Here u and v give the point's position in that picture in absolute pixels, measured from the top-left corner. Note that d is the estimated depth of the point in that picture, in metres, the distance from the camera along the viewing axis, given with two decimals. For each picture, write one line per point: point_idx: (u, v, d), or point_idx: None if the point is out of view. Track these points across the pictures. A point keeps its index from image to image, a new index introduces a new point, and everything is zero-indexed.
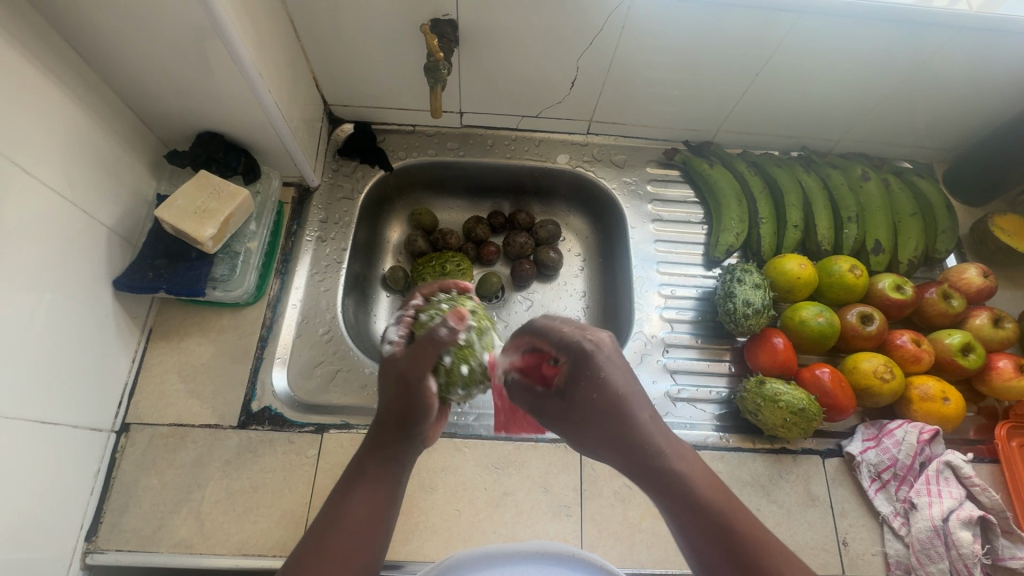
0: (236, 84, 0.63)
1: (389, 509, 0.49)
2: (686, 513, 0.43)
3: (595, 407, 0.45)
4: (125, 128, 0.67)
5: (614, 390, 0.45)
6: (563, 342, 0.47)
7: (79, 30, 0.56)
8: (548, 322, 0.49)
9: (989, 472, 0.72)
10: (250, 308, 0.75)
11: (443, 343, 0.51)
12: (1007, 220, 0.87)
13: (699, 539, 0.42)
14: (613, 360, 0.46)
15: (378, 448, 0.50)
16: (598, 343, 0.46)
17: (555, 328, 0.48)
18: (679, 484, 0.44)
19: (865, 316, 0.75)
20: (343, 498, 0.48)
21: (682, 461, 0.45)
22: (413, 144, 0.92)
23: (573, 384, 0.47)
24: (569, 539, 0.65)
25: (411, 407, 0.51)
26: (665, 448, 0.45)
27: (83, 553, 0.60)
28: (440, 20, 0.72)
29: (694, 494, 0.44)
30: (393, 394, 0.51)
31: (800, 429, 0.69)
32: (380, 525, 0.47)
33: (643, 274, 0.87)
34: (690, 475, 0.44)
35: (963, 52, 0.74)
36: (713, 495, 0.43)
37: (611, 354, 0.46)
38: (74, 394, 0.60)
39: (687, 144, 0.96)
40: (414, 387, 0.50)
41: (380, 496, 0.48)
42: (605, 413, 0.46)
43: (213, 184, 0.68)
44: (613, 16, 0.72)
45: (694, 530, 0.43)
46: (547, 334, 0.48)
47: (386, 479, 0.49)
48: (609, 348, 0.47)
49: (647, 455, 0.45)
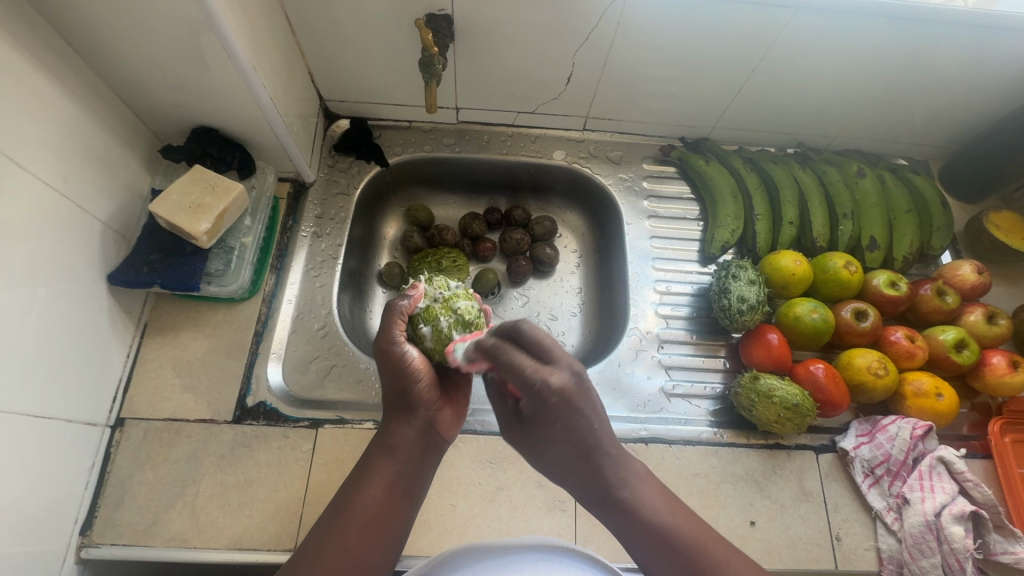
0: (231, 79, 0.63)
1: (400, 506, 0.47)
2: (642, 533, 0.46)
3: (555, 445, 0.47)
4: (119, 122, 0.67)
5: (574, 435, 0.46)
6: (525, 387, 0.44)
7: (71, 23, 0.55)
8: (510, 354, 0.45)
9: (982, 468, 0.72)
10: (245, 303, 0.75)
11: (402, 308, 0.56)
12: (1002, 217, 0.87)
13: (648, 551, 0.46)
14: (578, 404, 0.45)
15: (387, 436, 0.50)
16: (560, 383, 0.44)
17: (515, 363, 0.45)
18: (633, 509, 0.47)
19: (860, 312, 0.76)
20: (356, 487, 0.47)
21: (631, 483, 0.47)
22: (409, 139, 0.92)
23: (537, 418, 0.46)
24: (563, 533, 0.65)
25: (403, 382, 0.52)
26: (618, 477, 0.47)
27: (78, 547, 0.60)
28: (436, 15, 0.72)
29: (645, 512, 0.47)
30: (386, 376, 0.53)
31: (794, 425, 0.69)
32: (389, 520, 0.46)
33: (638, 270, 0.87)
34: (642, 497, 0.47)
35: (961, 49, 0.74)
36: (663, 513, 0.47)
37: (573, 398, 0.44)
38: (67, 388, 0.60)
39: (684, 140, 0.96)
40: (398, 358, 0.53)
41: (392, 489, 0.47)
42: (562, 454, 0.47)
43: (207, 178, 0.68)
44: (608, 12, 0.72)
45: (642, 542, 0.46)
46: (510, 370, 0.45)
47: (399, 469, 0.48)
48: (573, 387, 0.45)
49: (603, 487, 0.47)
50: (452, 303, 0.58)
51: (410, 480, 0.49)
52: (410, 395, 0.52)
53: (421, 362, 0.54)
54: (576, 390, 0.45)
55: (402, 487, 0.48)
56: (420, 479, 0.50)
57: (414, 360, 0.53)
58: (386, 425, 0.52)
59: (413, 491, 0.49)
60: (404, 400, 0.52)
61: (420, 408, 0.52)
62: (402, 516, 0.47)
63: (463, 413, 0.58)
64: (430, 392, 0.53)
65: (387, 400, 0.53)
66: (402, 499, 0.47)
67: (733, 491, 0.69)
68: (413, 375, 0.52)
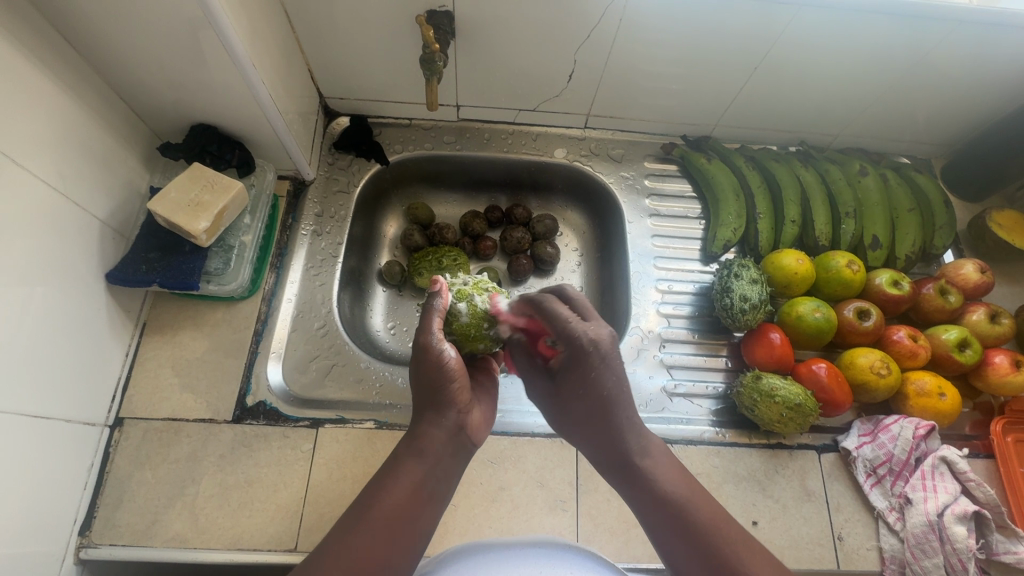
0: (230, 76, 0.63)
1: (424, 508, 0.46)
2: (657, 509, 0.47)
3: (581, 402, 0.49)
4: (117, 120, 0.66)
5: (602, 394, 0.48)
6: (564, 334, 0.48)
7: (68, 20, 0.55)
8: (554, 305, 0.49)
9: (985, 467, 0.72)
10: (245, 302, 0.74)
11: (438, 305, 0.55)
12: (1005, 216, 0.87)
13: (663, 529, 0.46)
14: (613, 360, 0.48)
15: (416, 438, 0.49)
16: (597, 339, 0.48)
17: (559, 314, 0.49)
18: (650, 481, 0.47)
19: (862, 311, 0.75)
20: (381, 486, 0.46)
21: (651, 455, 0.49)
22: (409, 137, 0.91)
23: (569, 370, 0.49)
24: (564, 533, 0.65)
25: (439, 381, 0.51)
26: (639, 446, 0.49)
27: (76, 548, 0.59)
28: (437, 12, 0.71)
29: (661, 485, 0.47)
30: (421, 374, 0.52)
31: (797, 424, 0.69)
32: (413, 522, 0.45)
33: (640, 269, 0.86)
34: (660, 470, 0.48)
35: (964, 47, 0.74)
36: (679, 490, 0.47)
37: (608, 354, 0.48)
38: (66, 389, 0.59)
39: (685, 139, 0.96)
40: (436, 356, 0.52)
41: (418, 491, 0.47)
42: (586, 410, 0.49)
43: (206, 176, 0.68)
44: (611, 9, 0.71)
45: (657, 517, 0.46)
46: (551, 320, 0.49)
47: (426, 471, 0.48)
48: (609, 344, 0.48)
49: (621, 454, 0.49)
50: (482, 284, 0.62)
51: (437, 484, 0.48)
52: (443, 395, 0.51)
53: (456, 364, 0.52)
54: (612, 347, 0.48)
55: (428, 489, 0.47)
56: (447, 483, 0.49)
57: (451, 360, 0.52)
58: (417, 426, 0.51)
59: (438, 494, 0.48)
60: (437, 399, 0.51)
61: (452, 410, 0.51)
62: (426, 519, 0.46)
63: (491, 417, 0.57)
64: (463, 395, 0.52)
65: (419, 399, 0.52)
66: (426, 502, 0.47)
67: (735, 491, 0.68)
68: (449, 375, 0.51)
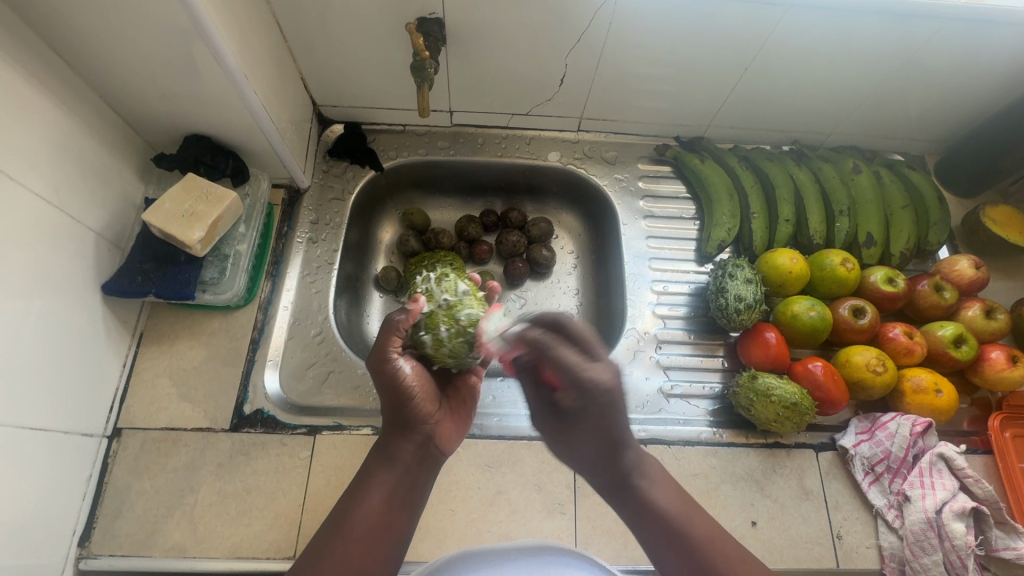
0: (222, 87, 0.63)
1: (399, 515, 0.48)
2: (652, 523, 0.48)
3: (588, 437, 0.52)
4: (111, 131, 0.66)
5: (609, 432, 0.50)
6: (577, 379, 0.50)
7: (59, 34, 0.55)
8: (561, 351, 0.51)
9: (983, 463, 0.72)
10: (241, 311, 0.74)
11: (400, 323, 0.53)
12: (999, 211, 0.87)
13: (659, 542, 0.47)
14: (618, 403, 0.50)
15: (384, 449, 0.51)
16: (609, 380, 0.50)
17: (565, 358, 0.51)
18: (646, 497, 0.49)
19: (857, 309, 0.76)
20: (355, 499, 0.48)
21: (647, 475, 0.50)
22: (403, 143, 0.92)
23: (580, 408, 0.51)
24: (563, 537, 0.65)
25: (400, 399, 0.53)
26: (636, 467, 0.51)
27: (76, 559, 0.60)
28: (427, 19, 0.72)
29: (657, 502, 0.49)
30: (382, 395, 0.53)
31: (794, 423, 0.69)
32: (391, 529, 0.47)
33: (635, 270, 0.86)
34: (656, 488, 0.49)
35: (954, 44, 0.74)
36: (676, 505, 0.48)
37: (616, 393, 0.50)
38: (64, 401, 0.59)
39: (679, 139, 0.96)
40: (393, 375, 0.53)
41: (390, 500, 0.48)
42: (592, 445, 0.52)
43: (201, 187, 0.68)
44: (600, 12, 0.71)
45: (654, 534, 0.48)
46: (563, 365, 0.50)
47: (397, 480, 0.49)
48: (617, 385, 0.50)
49: (621, 477, 0.50)
50: (458, 310, 0.55)
51: (409, 491, 0.50)
52: (407, 411, 0.53)
53: (414, 378, 0.54)
54: (619, 389, 0.50)
55: (400, 496, 0.49)
56: (419, 490, 0.51)
57: (408, 376, 0.54)
58: (385, 438, 0.53)
59: (413, 500, 0.50)
60: (402, 415, 0.53)
61: (419, 424, 0.53)
62: (402, 525, 0.48)
63: (462, 427, 0.59)
64: (427, 407, 0.54)
65: (385, 415, 0.54)
66: (401, 508, 0.48)
67: (733, 491, 0.68)
68: (409, 391, 0.53)
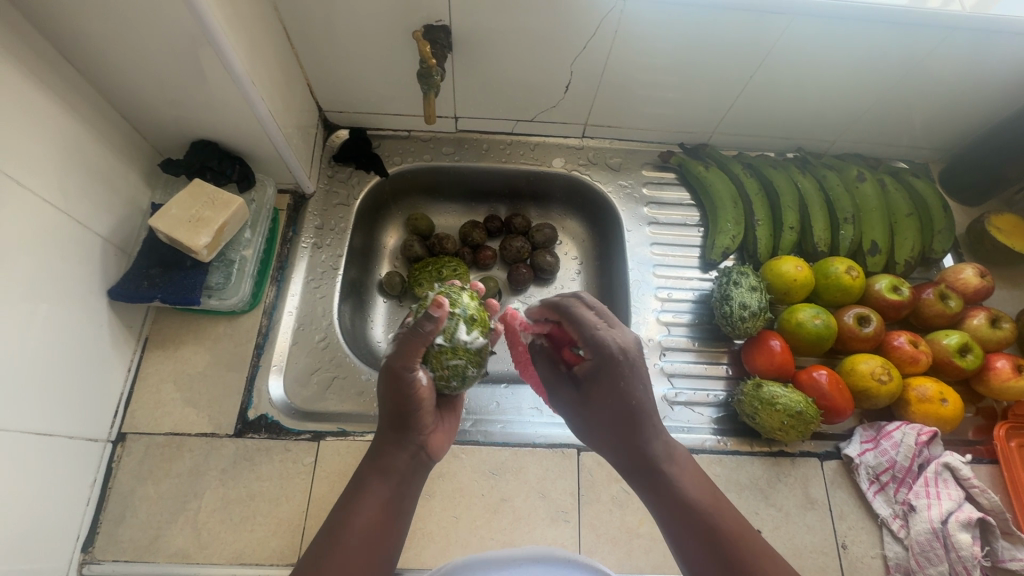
0: (230, 93, 0.64)
1: (392, 525, 0.49)
2: (677, 511, 0.46)
3: (606, 410, 0.48)
4: (119, 137, 0.67)
5: (629, 403, 0.47)
6: (596, 340, 0.48)
7: (69, 40, 0.56)
8: (579, 309, 0.51)
9: (988, 473, 0.72)
10: (246, 316, 0.75)
11: (429, 334, 0.52)
12: (1004, 219, 0.87)
13: (683, 530, 0.45)
14: (640, 368, 0.48)
15: (380, 457, 0.51)
16: (625, 346, 0.49)
17: (584, 318, 0.50)
18: (675, 486, 0.47)
19: (862, 317, 0.75)
20: (349, 509, 0.48)
21: (677, 462, 0.48)
22: (408, 149, 0.92)
23: (595, 377, 0.49)
24: (567, 544, 0.65)
25: (405, 409, 0.52)
26: (666, 452, 0.48)
27: (80, 563, 0.60)
28: (433, 26, 0.72)
29: (687, 492, 0.46)
30: (388, 398, 0.53)
31: (798, 432, 0.69)
32: (383, 538, 0.47)
33: (640, 277, 0.86)
34: (685, 477, 0.47)
35: (959, 53, 0.74)
36: (704, 497, 0.46)
37: (635, 361, 0.48)
38: (69, 405, 0.60)
39: (683, 146, 0.96)
40: (408, 383, 0.52)
41: (383, 511, 0.49)
42: (610, 420, 0.48)
43: (208, 192, 0.68)
44: (605, 21, 0.72)
45: (683, 526, 0.45)
46: (579, 325, 0.50)
47: (391, 490, 0.50)
48: (635, 352, 0.49)
49: (650, 462, 0.48)
50: (446, 358, 0.56)
51: (403, 501, 0.50)
52: (409, 420, 0.53)
53: (426, 390, 0.53)
54: (639, 355, 0.49)
55: (394, 508, 0.49)
56: (411, 498, 0.51)
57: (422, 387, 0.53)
58: (378, 444, 0.53)
59: (404, 510, 0.50)
60: (402, 423, 0.53)
61: (415, 433, 0.53)
62: (393, 535, 0.48)
63: (453, 433, 0.60)
64: (429, 417, 0.55)
65: (383, 418, 0.54)
66: (394, 518, 0.49)
67: (737, 500, 0.68)
68: (417, 402, 0.53)
